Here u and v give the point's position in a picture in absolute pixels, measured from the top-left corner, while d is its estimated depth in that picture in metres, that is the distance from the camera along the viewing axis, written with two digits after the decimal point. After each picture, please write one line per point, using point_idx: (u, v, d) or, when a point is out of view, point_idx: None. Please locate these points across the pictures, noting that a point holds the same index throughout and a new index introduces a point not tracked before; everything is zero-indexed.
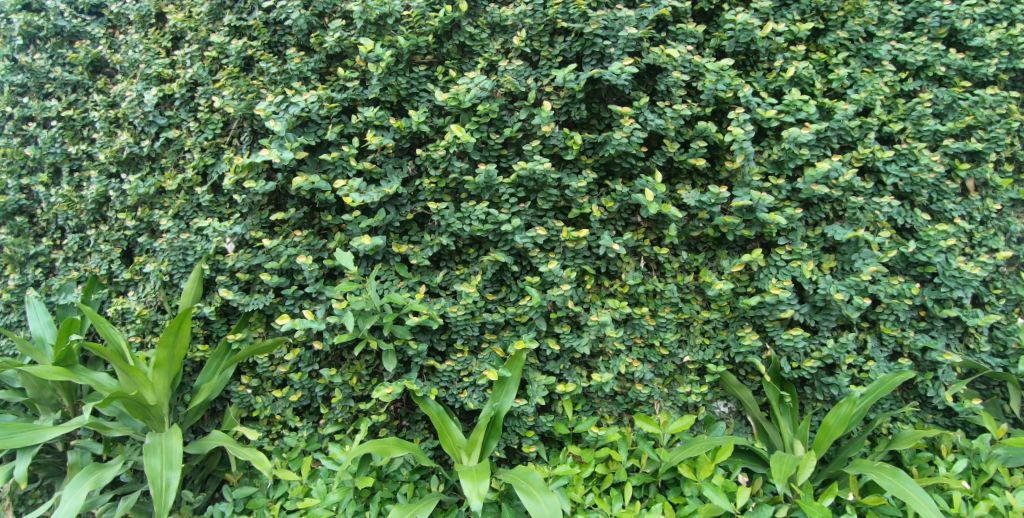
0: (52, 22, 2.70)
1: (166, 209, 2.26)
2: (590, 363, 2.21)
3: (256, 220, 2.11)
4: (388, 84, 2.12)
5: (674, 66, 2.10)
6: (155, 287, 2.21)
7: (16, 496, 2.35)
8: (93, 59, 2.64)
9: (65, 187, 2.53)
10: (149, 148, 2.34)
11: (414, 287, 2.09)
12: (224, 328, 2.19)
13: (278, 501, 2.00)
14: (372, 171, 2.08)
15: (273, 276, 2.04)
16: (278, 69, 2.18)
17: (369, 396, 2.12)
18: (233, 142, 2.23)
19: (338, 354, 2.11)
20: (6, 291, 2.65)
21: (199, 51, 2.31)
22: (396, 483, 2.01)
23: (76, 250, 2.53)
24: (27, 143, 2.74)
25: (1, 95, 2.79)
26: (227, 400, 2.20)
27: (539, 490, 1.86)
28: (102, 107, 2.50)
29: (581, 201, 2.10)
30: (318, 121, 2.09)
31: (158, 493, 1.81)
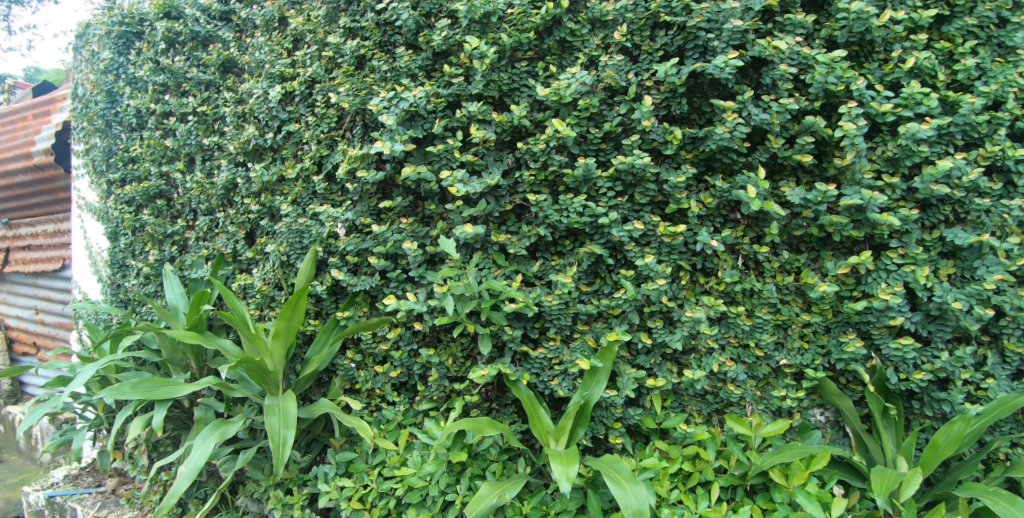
0: (189, 28, 3.00)
1: (285, 196, 2.47)
2: (681, 360, 2.20)
3: (365, 207, 2.26)
4: (491, 80, 2.20)
5: (781, 59, 2.03)
6: (275, 266, 2.42)
7: (151, 443, 2.67)
8: (224, 60, 2.89)
9: (199, 174, 2.80)
10: (272, 140, 2.55)
11: (511, 276, 2.17)
12: (333, 306, 2.37)
13: (377, 468, 2.14)
14: (474, 163, 2.17)
15: (380, 259, 2.19)
16: (388, 66, 2.31)
17: (463, 377, 2.22)
18: (346, 134, 2.39)
19: (437, 335, 2.23)
20: (148, 265, 3.00)
21: (317, 51, 2.50)
22: (486, 461, 2.09)
23: (206, 231, 2.80)
24: (167, 136, 3.05)
25: (146, 93, 3.12)
26: (333, 372, 2.38)
27: (627, 480, 1.88)
28: (232, 103, 2.75)
29: (679, 196, 2.09)
30: (425, 115, 2.21)
31: (276, 449, 1.99)
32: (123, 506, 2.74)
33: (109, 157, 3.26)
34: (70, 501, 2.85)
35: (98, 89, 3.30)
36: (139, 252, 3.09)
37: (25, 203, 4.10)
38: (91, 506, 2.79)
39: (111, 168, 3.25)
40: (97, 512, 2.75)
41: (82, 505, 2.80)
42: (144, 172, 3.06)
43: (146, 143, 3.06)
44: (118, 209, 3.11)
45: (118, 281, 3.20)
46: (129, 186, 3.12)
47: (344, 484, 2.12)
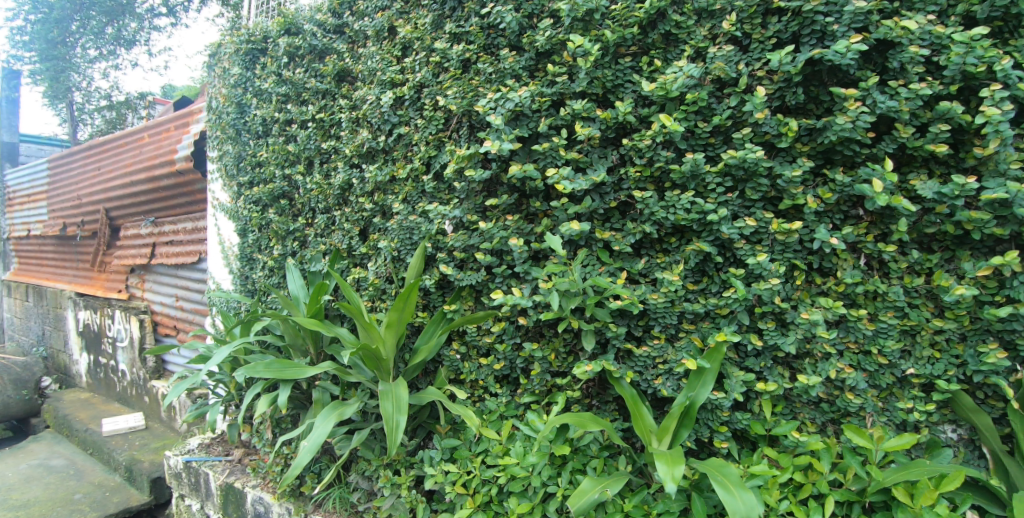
0: (308, 42, 3.23)
1: (397, 195, 2.61)
2: (793, 364, 2.09)
3: (472, 205, 2.35)
4: (595, 77, 2.20)
5: (910, 40, 1.88)
6: (387, 260, 2.57)
7: (275, 419, 2.92)
8: (339, 70, 3.06)
9: (318, 176, 3.01)
10: (384, 142, 2.70)
11: (615, 273, 2.17)
12: (440, 300, 2.48)
13: (480, 456, 2.23)
14: (578, 160, 2.18)
15: (486, 255, 2.27)
16: (493, 68, 2.38)
17: (565, 372, 2.24)
18: (453, 135, 2.50)
19: (539, 330, 2.28)
20: (273, 259, 3.28)
21: (426, 57, 2.61)
22: (586, 456, 2.11)
23: (324, 228, 3.01)
24: (289, 141, 3.29)
25: (271, 103, 3.39)
26: (440, 362, 2.50)
27: (735, 485, 1.83)
28: (347, 109, 2.93)
29: (794, 191, 1.99)
30: (530, 114, 2.27)
31: (390, 432, 2.12)
32: (249, 474, 3.03)
33: (239, 162, 3.58)
34: (204, 467, 3.19)
35: (230, 101, 3.64)
36: (265, 247, 3.39)
37: (168, 204, 4.62)
38: (222, 472, 3.10)
39: (240, 172, 3.56)
40: (227, 477, 3.05)
41: (214, 471, 3.12)
42: (269, 174, 3.32)
43: (271, 148, 3.31)
44: (247, 209, 3.42)
45: (246, 273, 3.51)
46: (257, 188, 3.42)
47: (448, 469, 2.22)
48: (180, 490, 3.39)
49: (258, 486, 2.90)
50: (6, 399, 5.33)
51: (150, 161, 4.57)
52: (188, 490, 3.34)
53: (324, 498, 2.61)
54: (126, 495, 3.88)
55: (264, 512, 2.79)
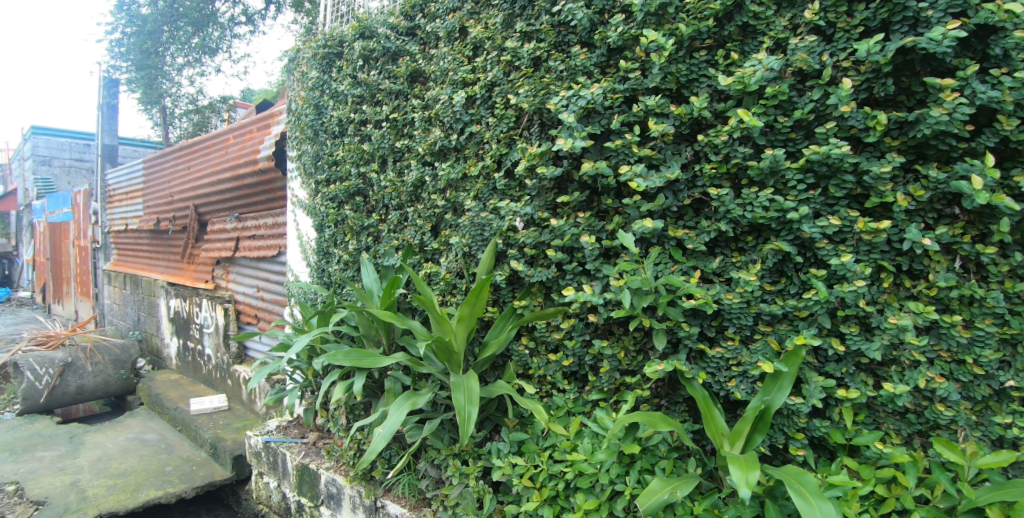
0: (382, 44, 3.32)
1: (468, 192, 2.67)
2: (878, 372, 1.97)
3: (543, 202, 2.38)
4: (669, 72, 2.17)
5: (1016, 24, 1.73)
6: (459, 256, 2.64)
7: (350, 406, 3.06)
8: (412, 71, 3.15)
9: (392, 174, 3.12)
10: (456, 140, 2.76)
11: (688, 272, 2.15)
12: (509, 295, 2.53)
13: (548, 450, 2.26)
14: (652, 157, 2.17)
15: (557, 252, 2.30)
16: (565, 65, 2.38)
17: (635, 371, 2.24)
18: (524, 133, 2.52)
19: (609, 327, 2.28)
20: (348, 253, 3.43)
21: (497, 56, 2.64)
22: (655, 456, 2.10)
23: (397, 224, 3.11)
24: (364, 141, 3.41)
25: (346, 104, 3.52)
26: (509, 356, 2.55)
27: (813, 494, 1.77)
28: (420, 109, 3.01)
29: (882, 188, 1.88)
30: (602, 111, 2.27)
31: (462, 423, 2.19)
32: (323, 456, 3.18)
33: (317, 161, 3.73)
34: (281, 447, 3.38)
35: (309, 104, 3.81)
36: (340, 242, 3.53)
37: (251, 200, 4.91)
38: (298, 454, 3.28)
39: (318, 170, 3.72)
40: (303, 458, 3.22)
41: (291, 452, 3.30)
42: (345, 172, 3.45)
43: (348, 148, 3.44)
44: (324, 206, 3.58)
45: (322, 266, 3.68)
46: (333, 185, 3.57)
47: (516, 462, 2.26)
48: (259, 467, 3.60)
49: (331, 468, 3.04)
50: (107, 377, 5.83)
51: (235, 161, 4.88)
52: (266, 469, 3.54)
53: (394, 483, 2.72)
54: (210, 470, 4.15)
55: (336, 493, 2.93)
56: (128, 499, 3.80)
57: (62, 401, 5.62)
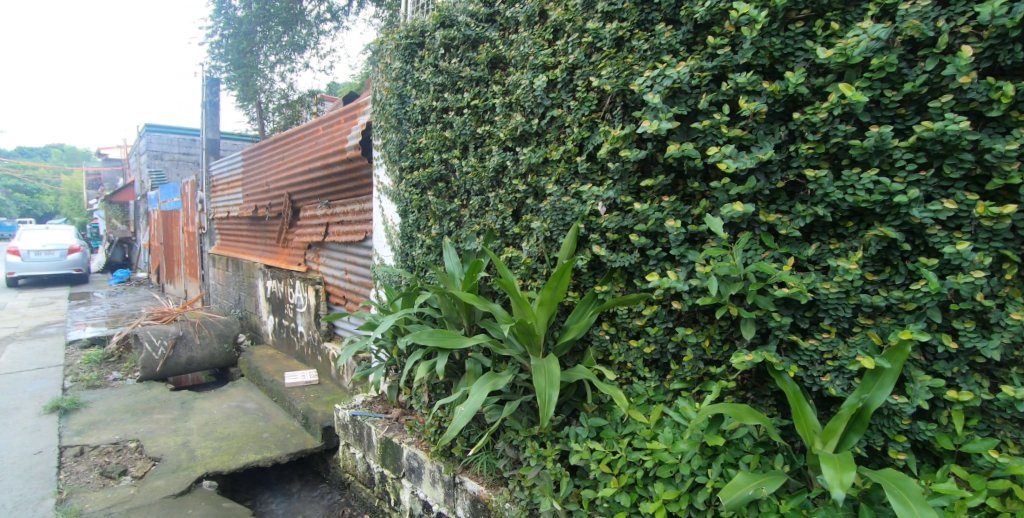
0: (462, 32, 3.34)
1: (550, 176, 2.66)
2: (995, 373, 1.79)
3: (626, 186, 2.35)
4: (761, 47, 2.05)
5: None
6: (540, 241, 2.67)
7: (432, 384, 3.18)
8: (492, 57, 3.15)
9: (473, 160, 3.16)
10: (537, 125, 2.76)
11: (780, 259, 2.05)
12: (591, 281, 2.53)
13: (626, 438, 2.24)
14: (742, 137, 2.08)
15: (640, 237, 2.27)
16: (649, 44, 2.31)
17: (720, 361, 2.17)
18: (607, 116, 2.48)
19: (693, 315, 2.22)
20: (431, 238, 3.53)
21: (578, 38, 2.60)
22: (739, 450, 2.03)
23: (478, 209, 3.16)
24: (445, 128, 3.46)
25: (428, 93, 3.58)
26: (589, 341, 2.55)
27: (915, 501, 1.65)
28: (500, 95, 3.02)
29: (1007, 167, 1.69)
30: (688, 91, 2.19)
31: (543, 405, 2.23)
32: (405, 432, 3.32)
33: (401, 149, 3.82)
34: (367, 421, 3.55)
35: (392, 93, 3.90)
36: (423, 227, 3.64)
37: (340, 188, 5.16)
38: (382, 428, 3.44)
39: (402, 157, 3.81)
40: (386, 432, 3.38)
41: (376, 426, 3.47)
42: (428, 159, 3.53)
43: (430, 135, 3.51)
44: (408, 192, 3.69)
45: (406, 250, 3.81)
46: (417, 171, 3.66)
47: (594, 447, 2.27)
48: (346, 439, 3.81)
49: (413, 443, 3.17)
50: (213, 350, 6.34)
51: (325, 151, 5.13)
52: (352, 440, 3.75)
53: (473, 461, 2.81)
54: (302, 438, 4.45)
55: (418, 467, 3.06)
56: (231, 461, 4.14)
57: (175, 370, 6.20)
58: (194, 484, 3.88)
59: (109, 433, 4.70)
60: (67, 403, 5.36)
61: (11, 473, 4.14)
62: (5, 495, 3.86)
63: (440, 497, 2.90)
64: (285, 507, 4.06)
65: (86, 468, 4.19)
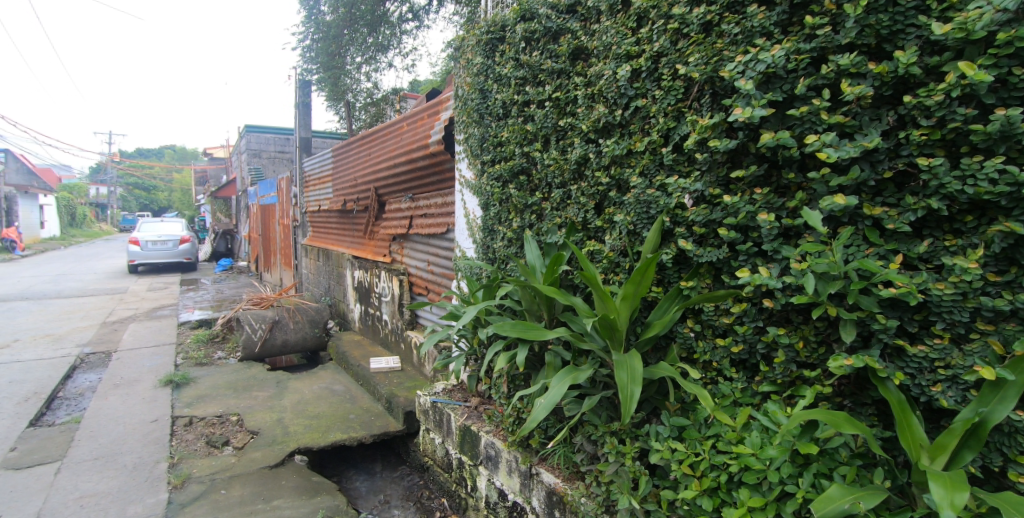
0: (544, 25, 3.32)
1: (634, 168, 2.62)
2: None
3: (715, 178, 2.27)
4: (866, 25, 1.91)
5: None
6: (624, 234, 2.64)
7: (511, 375, 3.23)
8: (574, 48, 3.11)
9: (555, 153, 3.16)
10: (621, 116, 2.71)
11: (886, 256, 1.90)
12: (676, 276, 2.47)
13: (710, 440, 2.18)
14: (844, 124, 1.94)
15: (729, 231, 2.19)
16: (740, 27, 2.20)
17: (815, 364, 2.06)
18: (694, 104, 2.39)
19: (786, 315, 2.11)
20: (512, 230, 3.57)
21: (664, 24, 2.51)
22: (834, 461, 1.92)
23: (560, 202, 3.16)
24: (527, 121, 3.46)
25: (510, 87, 3.59)
26: (672, 338, 2.50)
27: None
28: (583, 86, 2.98)
29: None
30: (784, 75, 2.07)
31: (625, 401, 2.21)
32: (484, 420, 3.39)
33: (483, 143, 3.87)
34: (447, 408, 3.66)
35: (474, 88, 3.94)
36: (505, 219, 3.69)
37: (424, 182, 5.32)
38: (461, 415, 3.53)
39: (483, 151, 3.86)
40: (465, 420, 3.47)
41: (456, 413, 3.57)
42: (510, 152, 3.56)
43: (511, 128, 3.53)
44: (490, 185, 3.75)
45: (487, 243, 3.88)
46: (499, 165, 3.70)
47: (676, 447, 2.22)
48: (427, 424, 3.95)
49: (492, 432, 3.24)
50: (305, 333, 6.75)
51: (409, 146, 5.31)
52: (432, 426, 3.88)
53: (550, 453, 2.83)
54: (386, 421, 4.65)
55: (495, 455, 3.12)
56: (320, 438, 4.41)
57: (272, 351, 6.66)
58: (288, 458, 4.17)
59: (214, 407, 5.13)
60: (179, 377, 5.92)
61: (132, 437, 4.63)
62: (127, 455, 4.33)
63: (516, 486, 2.95)
64: (368, 485, 4.26)
65: (194, 437, 4.61)
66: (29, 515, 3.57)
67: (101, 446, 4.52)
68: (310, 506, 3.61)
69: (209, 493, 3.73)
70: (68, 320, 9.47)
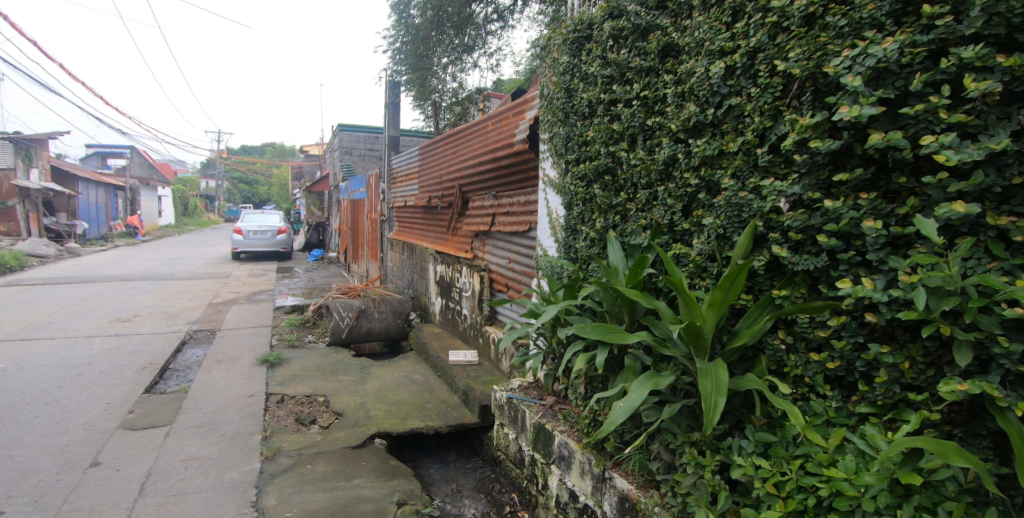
0: (633, 22, 3.26)
1: (725, 169, 2.52)
2: None
3: (815, 181, 2.15)
4: (995, 13, 1.74)
5: None
6: (713, 238, 2.56)
7: (589, 377, 3.21)
8: (664, 45, 3.03)
9: (642, 152, 3.10)
10: (712, 115, 2.61)
11: (1013, 272, 1.72)
12: (767, 284, 2.36)
13: (799, 459, 2.07)
14: (967, 123, 1.78)
15: (829, 238, 2.07)
16: (847, 19, 2.06)
17: (922, 387, 1.90)
18: (793, 103, 2.27)
19: (890, 331, 1.97)
20: (595, 231, 3.55)
21: (762, 18, 2.39)
22: (939, 495, 1.77)
23: (646, 203, 3.10)
24: (613, 120, 3.42)
25: (596, 86, 3.55)
26: (760, 349, 2.39)
27: None
28: (673, 84, 2.91)
29: None
30: (897, 70, 1.92)
31: (708, 411, 2.15)
32: (558, 420, 3.40)
33: (568, 142, 3.86)
34: (522, 405, 3.70)
35: (560, 87, 3.94)
36: (588, 219, 3.67)
37: (507, 180, 5.39)
38: (536, 413, 3.56)
39: (568, 150, 3.85)
40: (540, 418, 3.49)
41: (531, 410, 3.60)
42: (595, 151, 3.53)
43: (598, 128, 3.50)
44: (574, 184, 3.74)
45: (569, 242, 3.88)
46: (583, 164, 3.68)
47: (760, 464, 2.13)
48: (501, 419, 4.01)
49: (566, 432, 3.24)
50: (389, 323, 7.04)
51: (494, 145, 5.41)
52: (507, 421, 3.93)
53: (624, 459, 2.79)
54: (462, 413, 4.78)
55: (568, 455, 3.12)
56: (399, 424, 4.59)
57: (358, 338, 7.01)
58: (368, 440, 4.38)
59: (304, 387, 5.48)
60: (273, 357, 6.37)
61: (231, 410, 5.03)
62: (227, 425, 4.72)
63: (588, 489, 2.94)
64: (442, 473, 4.39)
65: (285, 413, 4.94)
66: (143, 472, 3.98)
67: (205, 415, 4.95)
68: (387, 488, 3.77)
69: (297, 467, 3.99)
70: (180, 300, 10.44)
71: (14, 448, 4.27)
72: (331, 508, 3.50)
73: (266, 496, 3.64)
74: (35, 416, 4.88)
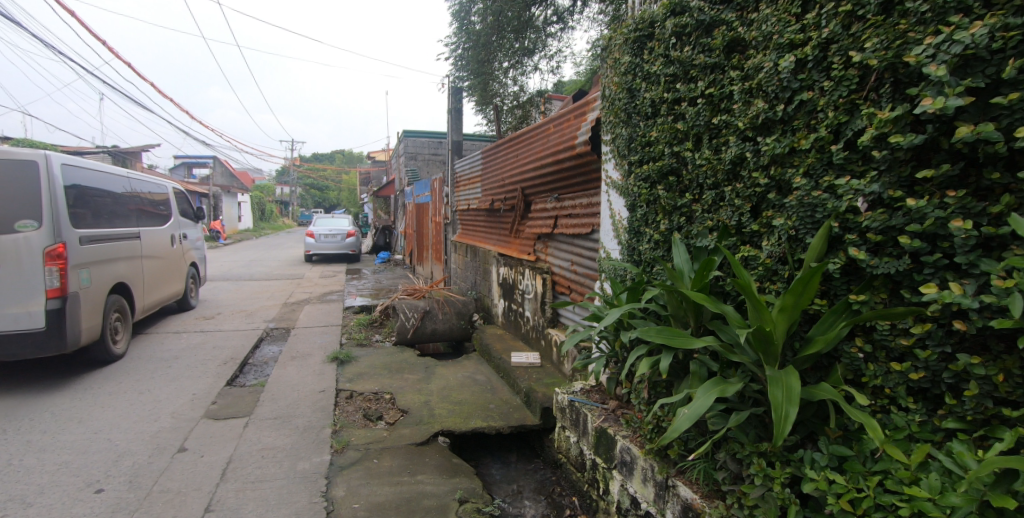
0: (696, 17, 3.18)
1: (797, 168, 2.41)
2: None
3: (895, 178, 2.02)
4: None
5: None
6: (784, 241, 2.46)
7: (653, 382, 3.16)
8: (729, 40, 2.94)
9: (708, 152, 3.02)
10: (783, 112, 2.51)
11: None
12: (844, 288, 2.24)
13: (877, 476, 1.96)
14: None
15: (913, 240, 1.94)
16: (930, 4, 1.93)
17: (1018, 403, 1.76)
18: (870, 95, 2.14)
19: (982, 341, 1.83)
20: (660, 233, 3.49)
21: (835, 8, 2.27)
22: None
23: (712, 204, 3.02)
24: (677, 119, 3.34)
25: (659, 85, 3.49)
26: (836, 357, 2.27)
27: None
28: (739, 80, 2.82)
29: None
30: (987, 57, 1.80)
31: (778, 421, 2.07)
32: (621, 425, 3.36)
33: (630, 143, 3.81)
34: (584, 408, 3.68)
35: (622, 88, 3.89)
36: (652, 221, 3.61)
37: (570, 182, 5.38)
38: (598, 417, 3.54)
39: (631, 151, 3.80)
40: (602, 422, 3.47)
41: (592, 414, 3.58)
42: (659, 151, 3.46)
43: (661, 127, 3.43)
44: (637, 186, 3.69)
45: (633, 244, 3.82)
46: (646, 165, 3.62)
47: (834, 478, 2.03)
48: (563, 421, 4.00)
49: (628, 437, 3.20)
50: (452, 324, 7.18)
51: (556, 147, 5.42)
52: (568, 424, 3.92)
53: (688, 467, 2.72)
54: (523, 415, 4.81)
55: (630, 461, 3.08)
56: (462, 424, 4.69)
57: (422, 338, 7.19)
58: (432, 437, 4.50)
59: (371, 384, 5.69)
60: (343, 355, 6.65)
61: (304, 404, 5.29)
62: (300, 418, 4.97)
63: (650, 496, 2.89)
64: (503, 473, 4.44)
65: (354, 409, 5.15)
66: (224, 459, 4.25)
67: (280, 408, 5.23)
68: (449, 485, 3.86)
69: (363, 461, 4.15)
70: (259, 299, 11.08)
71: (113, 432, 4.68)
72: (396, 502, 3.62)
73: (335, 487, 3.81)
74: (130, 404, 5.31)
